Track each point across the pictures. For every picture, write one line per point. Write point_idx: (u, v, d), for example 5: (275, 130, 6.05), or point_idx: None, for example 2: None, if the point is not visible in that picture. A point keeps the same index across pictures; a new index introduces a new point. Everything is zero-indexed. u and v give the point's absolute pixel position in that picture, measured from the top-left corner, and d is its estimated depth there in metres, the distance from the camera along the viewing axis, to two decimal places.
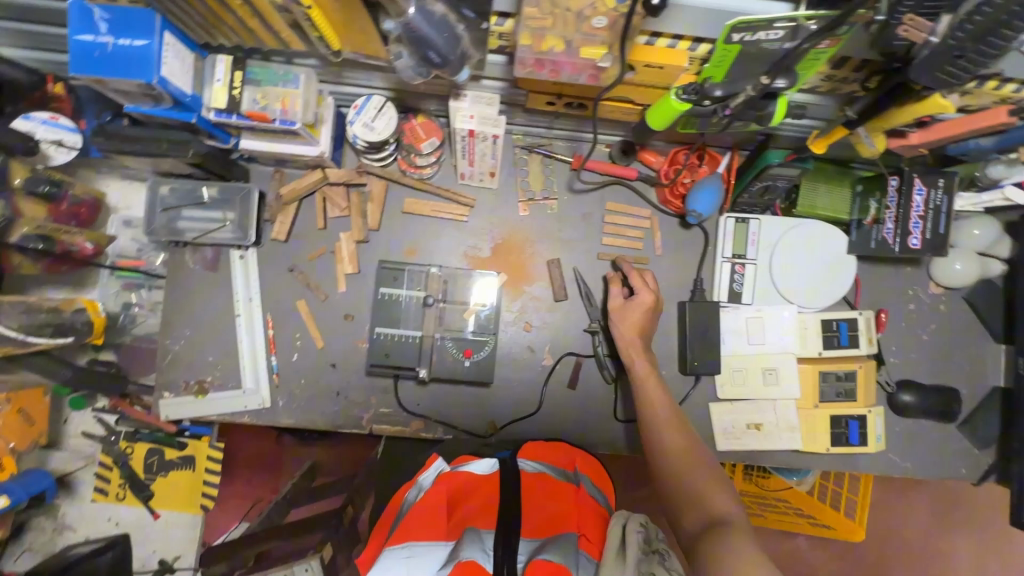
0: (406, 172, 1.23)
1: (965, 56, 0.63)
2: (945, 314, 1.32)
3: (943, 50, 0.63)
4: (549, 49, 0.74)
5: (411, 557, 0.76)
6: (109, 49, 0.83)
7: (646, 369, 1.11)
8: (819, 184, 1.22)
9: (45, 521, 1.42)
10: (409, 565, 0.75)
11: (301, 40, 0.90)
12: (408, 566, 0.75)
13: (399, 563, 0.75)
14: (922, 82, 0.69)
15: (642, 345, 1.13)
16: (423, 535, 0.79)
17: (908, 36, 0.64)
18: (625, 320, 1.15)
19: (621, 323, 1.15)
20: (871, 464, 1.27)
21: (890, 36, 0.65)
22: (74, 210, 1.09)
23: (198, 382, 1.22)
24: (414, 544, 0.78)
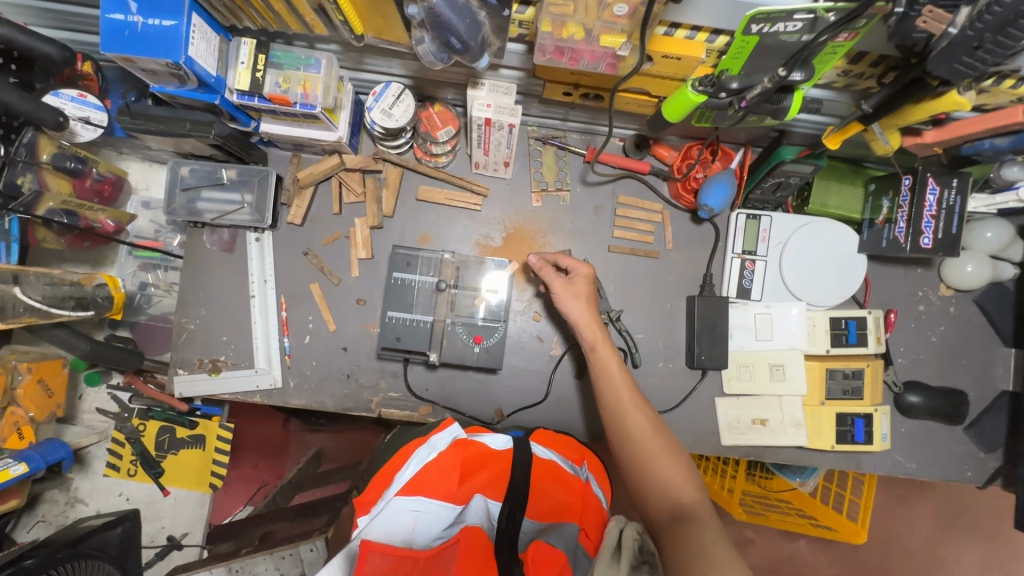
0: (422, 160, 1.25)
1: (984, 48, 0.63)
2: (955, 316, 1.32)
3: (962, 42, 0.64)
4: (570, 36, 0.75)
5: (418, 511, 0.85)
6: (138, 28, 0.85)
7: (597, 338, 1.07)
8: (832, 183, 1.23)
9: (58, 494, 1.44)
10: (416, 517, 0.85)
11: (325, 25, 0.91)
12: (416, 518, 0.85)
13: (407, 513, 0.85)
14: (941, 74, 0.68)
15: (592, 315, 1.10)
16: (433, 493, 0.87)
17: (927, 27, 0.64)
18: (569, 292, 1.12)
19: (566, 295, 1.12)
20: (876, 463, 1.28)
21: (907, 31, 0.65)
22: (98, 187, 1.11)
23: (212, 361, 1.24)
24: (424, 499, 0.86)
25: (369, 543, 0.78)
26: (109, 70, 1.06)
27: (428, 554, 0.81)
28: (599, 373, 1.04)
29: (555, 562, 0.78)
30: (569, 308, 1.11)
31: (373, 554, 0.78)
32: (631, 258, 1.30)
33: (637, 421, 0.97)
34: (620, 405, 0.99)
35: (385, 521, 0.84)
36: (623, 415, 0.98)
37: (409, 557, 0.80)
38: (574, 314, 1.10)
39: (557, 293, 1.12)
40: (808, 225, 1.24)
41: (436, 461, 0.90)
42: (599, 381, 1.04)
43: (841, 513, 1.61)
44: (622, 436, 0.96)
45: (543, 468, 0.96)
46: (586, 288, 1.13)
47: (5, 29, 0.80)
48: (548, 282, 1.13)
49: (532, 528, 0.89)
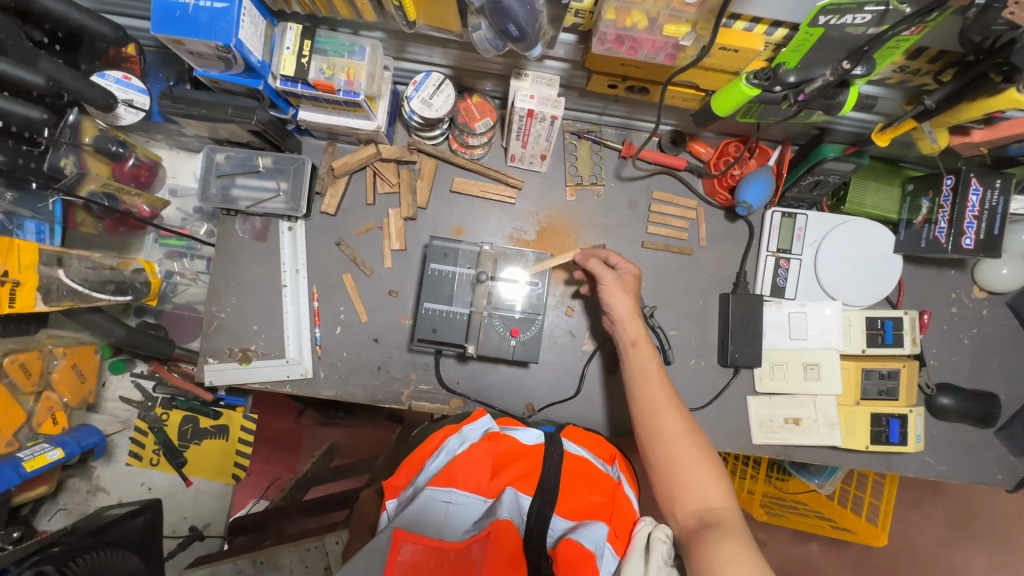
0: (458, 151, 1.24)
1: None
2: (987, 319, 1.31)
3: None
4: (633, 24, 0.74)
5: (450, 504, 0.81)
6: (189, 10, 0.84)
7: (636, 336, 1.05)
8: (868, 182, 1.22)
9: (80, 482, 1.42)
10: (448, 511, 0.81)
11: (375, 11, 0.91)
12: (448, 511, 0.81)
13: (439, 507, 0.80)
14: None
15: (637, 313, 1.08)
16: (466, 485, 0.83)
17: (1014, 17, 0.63)
18: (618, 286, 1.09)
19: (614, 288, 1.09)
20: (907, 464, 1.27)
21: (992, 19, 0.65)
22: (135, 172, 1.11)
23: (242, 350, 1.23)
24: (456, 491, 0.82)
25: (402, 534, 0.75)
26: (151, 54, 1.05)
27: (457, 548, 0.78)
28: (638, 373, 1.01)
29: (586, 561, 0.74)
30: (614, 302, 1.09)
31: (406, 544, 0.75)
32: (665, 254, 1.29)
33: (672, 424, 0.93)
34: (655, 406, 0.96)
35: (416, 513, 0.79)
36: (658, 416, 0.94)
37: (439, 550, 0.76)
38: (619, 309, 1.08)
39: (605, 284, 1.09)
40: (845, 225, 1.22)
41: (470, 453, 0.85)
42: (635, 380, 1.01)
43: (859, 516, 1.58)
44: (655, 437, 0.92)
45: (576, 466, 0.91)
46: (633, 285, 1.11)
47: (63, 7, 0.81)
48: (597, 273, 1.10)
49: (562, 527, 0.83)
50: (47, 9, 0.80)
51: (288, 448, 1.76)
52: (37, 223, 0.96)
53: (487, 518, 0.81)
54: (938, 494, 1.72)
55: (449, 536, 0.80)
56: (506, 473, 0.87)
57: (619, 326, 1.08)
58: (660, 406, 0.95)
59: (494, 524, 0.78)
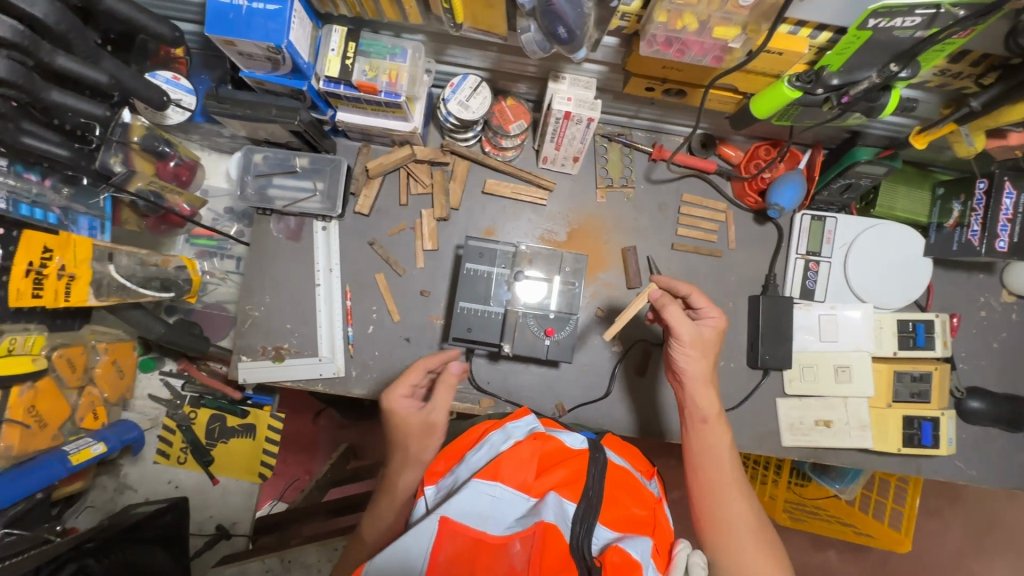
0: (490, 153, 1.25)
1: None
2: (1017, 323, 1.30)
3: None
4: (683, 26, 0.77)
5: (495, 497, 0.81)
6: (242, 11, 0.86)
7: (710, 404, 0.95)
8: (899, 186, 1.22)
9: (108, 480, 1.42)
10: (492, 504, 0.80)
11: (421, 15, 0.93)
12: (492, 504, 0.80)
13: (484, 498, 0.80)
14: None
15: (711, 377, 0.98)
16: (511, 481, 0.83)
17: None
18: (698, 344, 0.97)
19: (692, 345, 0.96)
20: (937, 468, 1.27)
21: None
22: (177, 171, 1.14)
23: (276, 348, 1.24)
24: (501, 486, 0.82)
25: (446, 525, 0.77)
26: (196, 55, 1.07)
27: (498, 543, 0.77)
28: (702, 449, 0.94)
29: (633, 571, 0.73)
30: (687, 360, 0.97)
31: (450, 534, 0.77)
32: (694, 256, 1.30)
33: (741, 510, 0.88)
34: (723, 486, 0.90)
35: (461, 503, 0.80)
36: (727, 501, 0.89)
37: (481, 543, 0.77)
38: (691, 368, 0.97)
39: (685, 339, 0.96)
40: (874, 227, 1.23)
41: (516, 450, 0.86)
42: (700, 456, 0.94)
43: (881, 522, 1.50)
44: (718, 522, 0.88)
45: (617, 476, 0.90)
46: (713, 344, 0.99)
47: (127, 9, 0.82)
48: (676, 326, 0.96)
49: (606, 536, 0.81)
50: (109, 8, 0.80)
51: (304, 449, 1.73)
52: (90, 219, 1.01)
53: (530, 517, 0.79)
54: (960, 500, 1.71)
55: (491, 529, 0.79)
56: (550, 475, 0.85)
57: (688, 387, 0.97)
58: (727, 491, 0.90)
59: (539, 524, 0.77)
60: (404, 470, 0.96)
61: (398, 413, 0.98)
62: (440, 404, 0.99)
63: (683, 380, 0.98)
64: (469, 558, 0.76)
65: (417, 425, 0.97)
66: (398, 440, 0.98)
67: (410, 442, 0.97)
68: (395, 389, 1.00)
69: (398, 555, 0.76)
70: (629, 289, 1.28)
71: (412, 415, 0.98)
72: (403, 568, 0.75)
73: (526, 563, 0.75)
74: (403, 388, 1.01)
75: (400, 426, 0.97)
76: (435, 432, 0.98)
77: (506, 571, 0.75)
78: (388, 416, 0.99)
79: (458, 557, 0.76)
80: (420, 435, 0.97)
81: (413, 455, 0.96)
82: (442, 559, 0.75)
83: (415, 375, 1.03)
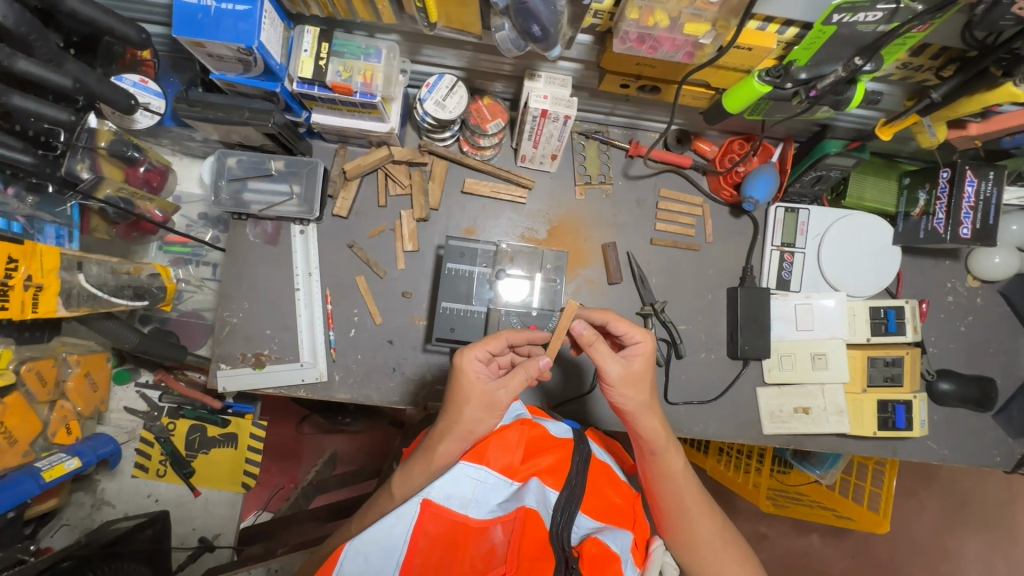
0: (469, 153, 1.25)
1: None
2: (982, 307, 1.35)
3: None
4: (654, 23, 0.79)
5: (479, 481, 0.85)
6: (211, 12, 0.85)
7: (658, 435, 0.87)
8: (867, 177, 1.26)
9: (84, 496, 1.38)
10: (475, 488, 0.84)
11: (395, 14, 0.92)
12: (475, 488, 0.84)
13: (468, 482, 0.85)
14: None
15: (652, 406, 0.87)
16: (495, 465, 0.87)
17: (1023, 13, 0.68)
18: (630, 380, 0.85)
19: (623, 383, 0.85)
20: (910, 449, 1.31)
21: (1000, 14, 0.70)
22: (148, 177, 1.15)
23: (256, 355, 1.22)
24: (485, 470, 0.86)
25: (430, 506, 0.81)
26: (165, 58, 1.06)
27: (479, 527, 0.81)
28: (657, 477, 0.89)
29: (610, 562, 0.77)
30: (622, 397, 0.86)
31: (432, 516, 0.80)
32: (673, 250, 1.31)
33: (705, 528, 0.88)
34: (684, 509, 0.88)
35: (447, 484, 0.84)
36: (689, 525, 0.88)
37: (463, 526, 0.81)
38: (627, 404, 0.86)
39: (613, 380, 0.85)
40: (845, 218, 1.26)
41: (503, 435, 0.91)
42: (658, 484, 0.89)
43: (860, 505, 1.51)
44: (684, 540, 0.89)
45: (601, 468, 0.92)
46: (647, 372, 0.87)
47: (91, 10, 0.80)
48: (603, 367, 0.84)
49: (587, 525, 0.84)
50: (73, 10, 0.79)
51: (289, 458, 1.71)
52: (57, 228, 1.01)
53: (512, 502, 0.83)
54: (935, 481, 1.77)
55: (473, 513, 0.82)
56: (537, 461, 0.89)
57: (631, 422, 0.88)
58: (689, 514, 0.88)
59: (520, 509, 0.80)
60: (449, 438, 0.84)
61: (465, 378, 0.84)
62: (512, 381, 0.84)
63: (623, 414, 0.88)
64: (450, 538, 0.80)
65: (481, 395, 0.83)
66: (452, 403, 0.85)
67: (463, 412, 0.83)
68: (472, 349, 0.84)
69: (379, 534, 0.78)
70: (610, 284, 1.29)
71: (479, 384, 0.84)
72: (383, 546, 0.77)
73: (506, 545, 0.78)
74: (482, 351, 0.85)
75: (463, 391, 0.84)
76: (496, 410, 0.84)
77: (486, 551, 0.78)
78: (455, 374, 0.85)
79: (437, 539, 0.79)
80: (479, 407, 0.83)
81: (465, 426, 0.83)
82: (422, 542, 0.78)
83: (497, 343, 0.87)
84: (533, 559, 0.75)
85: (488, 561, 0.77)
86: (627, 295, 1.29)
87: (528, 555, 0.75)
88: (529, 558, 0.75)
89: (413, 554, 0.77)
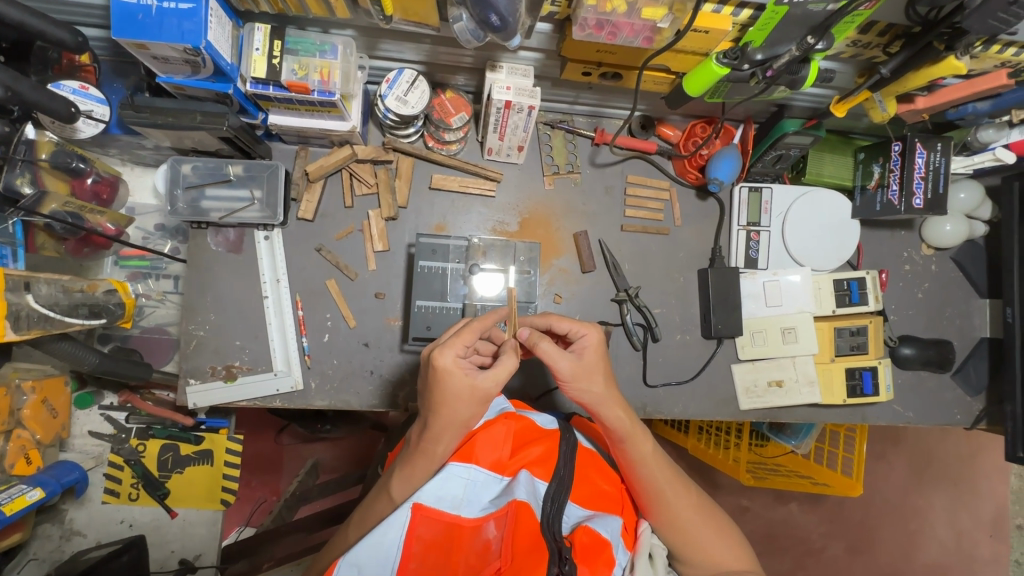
0: (434, 148, 1.23)
1: (1018, 3, 0.69)
2: (936, 273, 1.41)
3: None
4: (612, 10, 0.80)
5: (469, 480, 0.85)
6: (152, 12, 0.81)
7: (625, 423, 0.87)
8: (825, 154, 1.29)
9: (51, 528, 1.31)
10: (466, 487, 0.84)
11: (348, 8, 0.89)
12: (466, 487, 0.84)
13: (459, 482, 0.84)
14: (974, 31, 0.75)
15: (610, 397, 0.87)
16: (484, 461, 0.87)
17: None
18: (582, 373, 0.85)
19: (576, 377, 0.85)
20: (876, 412, 1.36)
21: None
22: (95, 190, 1.12)
23: (226, 367, 1.19)
24: (475, 468, 0.86)
25: (420, 510, 0.80)
26: (105, 63, 1.02)
27: (472, 525, 0.81)
28: (630, 465, 0.89)
29: (601, 549, 0.78)
30: (579, 391, 0.86)
31: (424, 520, 0.80)
32: (644, 236, 1.33)
33: (682, 507, 0.89)
34: (660, 493, 0.89)
35: (435, 487, 0.83)
36: (667, 506, 0.89)
37: (455, 526, 0.81)
38: (586, 397, 0.86)
39: (566, 375, 0.85)
40: (804, 195, 1.30)
41: (490, 430, 0.90)
42: (632, 470, 0.89)
43: (836, 470, 1.54)
44: (667, 522, 0.90)
45: (588, 456, 0.94)
46: (600, 362, 0.86)
47: (18, 13, 0.76)
48: (551, 361, 0.84)
49: (577, 514, 0.85)
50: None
51: (270, 470, 1.68)
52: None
53: (504, 496, 0.83)
54: (900, 442, 1.85)
55: (466, 512, 0.82)
56: (526, 453, 0.89)
57: (595, 413, 0.88)
58: (667, 496, 0.89)
59: (512, 503, 0.81)
60: (444, 437, 0.80)
61: (452, 379, 0.76)
62: (499, 371, 0.78)
63: (585, 408, 0.89)
64: (445, 541, 0.80)
65: (467, 392, 0.77)
66: (440, 408, 0.78)
67: (457, 412, 0.78)
68: (450, 349, 0.76)
69: (371, 548, 0.77)
70: (584, 273, 1.30)
71: (467, 381, 0.76)
72: (378, 557, 0.77)
73: (500, 540, 0.80)
74: (459, 348, 0.77)
75: (449, 392, 0.76)
76: (489, 402, 0.79)
77: (480, 548, 0.80)
78: (434, 378, 0.77)
79: (431, 543, 0.80)
80: (470, 403, 0.78)
81: (461, 422, 0.79)
82: (417, 546, 0.79)
83: (473, 335, 0.80)
84: (528, 553, 0.76)
85: (484, 558, 0.79)
86: (600, 281, 1.30)
87: (522, 549, 0.76)
88: (523, 553, 0.76)
89: (407, 561, 0.78)
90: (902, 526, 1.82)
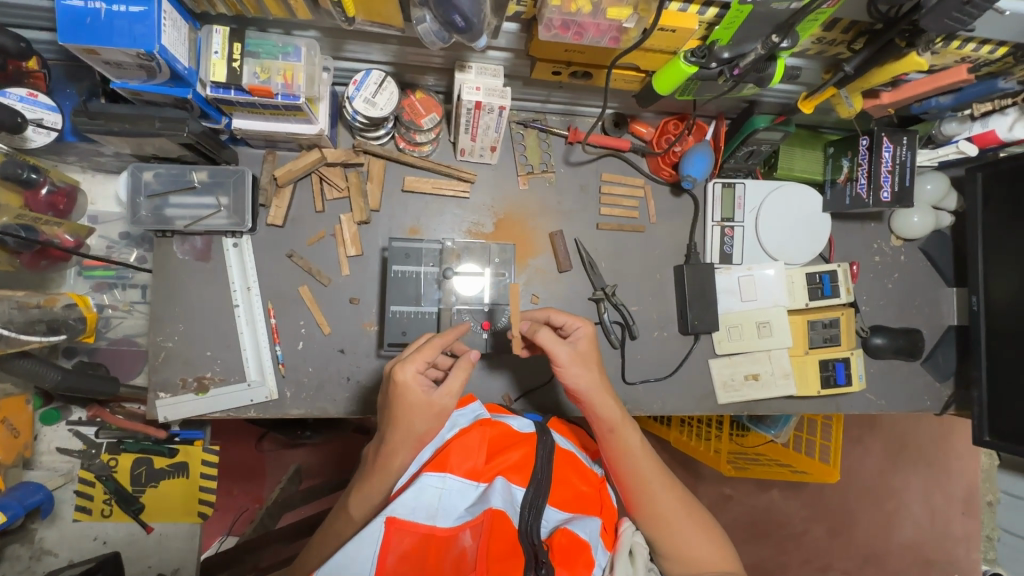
0: (406, 150, 1.21)
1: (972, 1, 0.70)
2: (905, 263, 1.44)
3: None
4: (577, 10, 0.79)
5: (444, 489, 0.82)
6: (101, 16, 0.78)
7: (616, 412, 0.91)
8: (795, 149, 1.31)
9: (20, 549, 1.27)
10: (440, 497, 0.82)
11: (309, 10, 0.87)
12: (440, 496, 0.82)
13: (432, 492, 0.82)
14: (932, 29, 0.76)
15: (602, 386, 0.91)
16: (459, 470, 0.85)
17: None
18: (579, 359, 0.90)
19: (574, 363, 0.90)
20: (849, 402, 1.39)
21: None
22: (52, 200, 1.09)
23: (198, 379, 1.16)
24: (450, 477, 0.83)
25: (394, 522, 0.79)
26: (57, 67, 0.98)
27: (448, 534, 0.81)
28: (617, 457, 0.91)
29: (580, 551, 0.78)
30: (574, 377, 0.90)
31: (397, 532, 0.79)
32: (620, 234, 1.33)
33: (666, 500, 0.91)
34: (647, 484, 0.91)
35: (411, 498, 0.81)
36: (653, 497, 0.90)
37: (430, 537, 0.80)
38: (581, 384, 0.90)
39: (565, 360, 0.89)
40: (776, 189, 1.31)
41: (464, 438, 0.88)
42: (620, 460, 0.91)
43: (813, 459, 1.58)
44: (650, 517, 0.91)
45: (566, 458, 0.93)
46: (593, 352, 0.93)
47: None
48: (551, 347, 0.89)
49: (556, 517, 0.86)
50: None
51: (251, 479, 1.65)
52: None
53: (480, 504, 0.83)
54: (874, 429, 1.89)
55: (441, 522, 0.81)
56: (501, 459, 0.88)
57: (587, 402, 0.91)
58: (653, 485, 0.91)
59: (488, 511, 0.81)
60: (401, 452, 0.81)
61: (408, 393, 0.78)
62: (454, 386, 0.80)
63: (578, 398, 0.92)
64: (421, 551, 0.80)
65: (421, 406, 0.79)
66: (397, 421, 0.80)
67: (412, 426, 0.80)
68: (410, 364, 0.80)
69: (341, 563, 0.76)
70: (561, 272, 1.29)
71: (423, 396, 0.79)
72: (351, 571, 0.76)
73: (475, 549, 0.80)
74: (419, 363, 0.81)
75: (407, 405, 0.79)
76: (445, 418, 0.80)
77: (456, 558, 0.80)
78: (392, 391, 0.80)
79: (405, 554, 0.79)
80: (426, 418, 0.80)
81: (416, 436, 0.80)
82: (391, 558, 0.78)
83: (433, 350, 0.82)
84: (503, 559, 0.78)
85: (459, 567, 0.79)
86: (577, 281, 1.30)
87: (496, 556, 0.78)
88: (498, 560, 0.78)
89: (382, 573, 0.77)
90: (878, 509, 1.87)
